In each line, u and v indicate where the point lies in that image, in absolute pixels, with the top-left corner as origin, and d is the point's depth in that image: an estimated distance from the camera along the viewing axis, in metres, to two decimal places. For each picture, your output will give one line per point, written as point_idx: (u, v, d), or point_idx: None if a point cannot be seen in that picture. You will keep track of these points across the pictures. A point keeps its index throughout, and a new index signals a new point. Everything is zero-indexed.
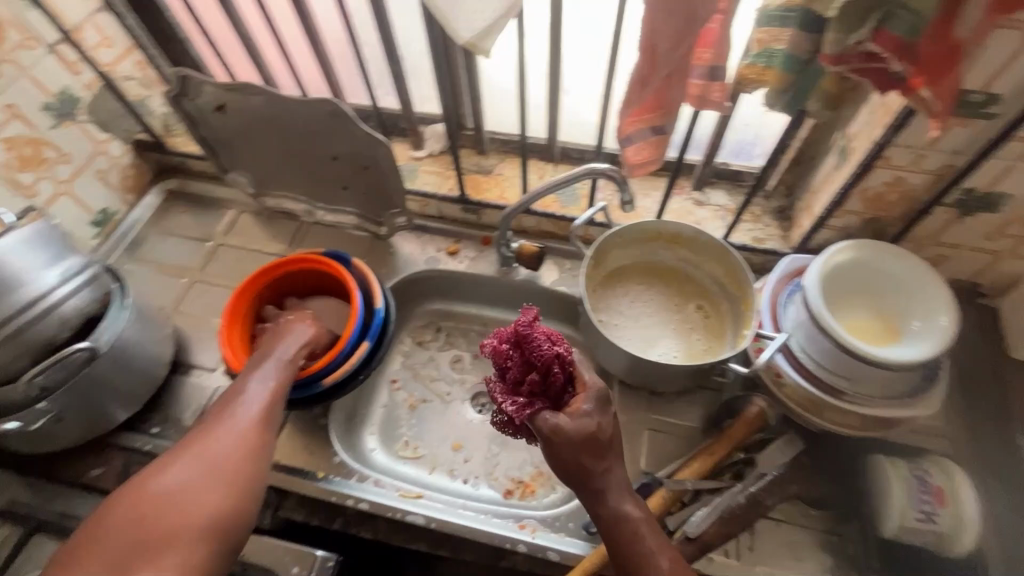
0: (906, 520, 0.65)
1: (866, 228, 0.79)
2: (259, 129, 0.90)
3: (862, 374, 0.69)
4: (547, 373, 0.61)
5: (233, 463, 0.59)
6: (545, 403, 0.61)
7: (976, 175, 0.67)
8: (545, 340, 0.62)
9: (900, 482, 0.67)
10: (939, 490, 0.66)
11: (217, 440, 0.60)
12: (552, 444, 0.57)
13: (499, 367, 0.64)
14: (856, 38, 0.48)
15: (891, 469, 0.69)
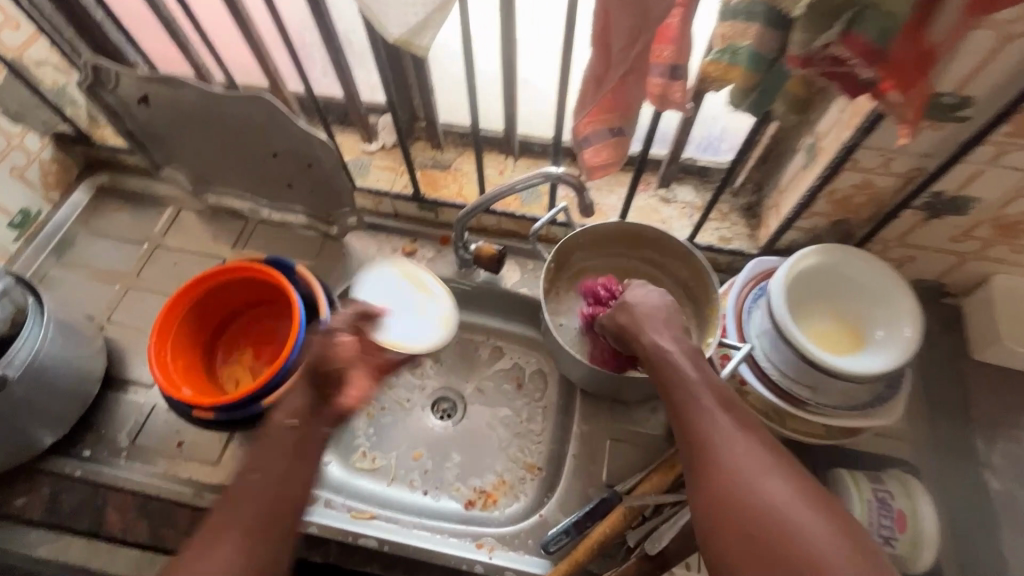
0: None
1: (833, 229, 0.76)
2: (190, 122, 0.82)
3: (825, 384, 0.67)
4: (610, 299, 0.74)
5: (282, 484, 0.53)
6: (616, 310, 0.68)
7: (945, 179, 0.64)
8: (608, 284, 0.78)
9: (863, 503, 0.66)
10: (901, 514, 0.65)
11: (252, 471, 0.53)
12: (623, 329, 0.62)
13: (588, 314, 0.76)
14: (824, 40, 0.44)
15: (853, 487, 0.67)
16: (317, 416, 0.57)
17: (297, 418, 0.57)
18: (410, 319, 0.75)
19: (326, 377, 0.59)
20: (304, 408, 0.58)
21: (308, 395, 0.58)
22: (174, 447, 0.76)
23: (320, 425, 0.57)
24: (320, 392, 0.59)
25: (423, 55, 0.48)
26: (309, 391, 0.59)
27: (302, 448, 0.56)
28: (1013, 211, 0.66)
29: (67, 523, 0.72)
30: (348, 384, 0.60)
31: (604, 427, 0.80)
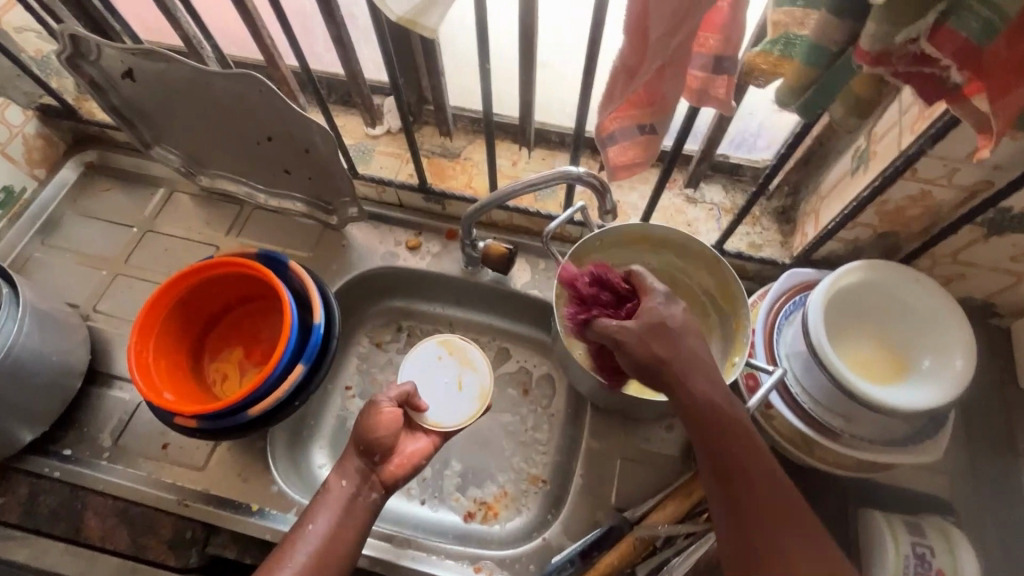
0: None
1: (878, 241, 0.69)
2: (178, 99, 0.75)
3: (860, 415, 0.61)
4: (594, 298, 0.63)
5: (337, 536, 0.57)
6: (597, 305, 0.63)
7: (1015, 195, 0.57)
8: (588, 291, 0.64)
9: (898, 557, 0.60)
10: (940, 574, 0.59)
11: (309, 521, 0.57)
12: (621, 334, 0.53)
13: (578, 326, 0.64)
14: (907, 35, 0.37)
15: (888, 535, 0.62)
16: (366, 480, 0.60)
17: (348, 479, 0.60)
18: (443, 396, 0.66)
19: (371, 446, 0.60)
20: (354, 470, 0.61)
21: (359, 462, 0.61)
22: (160, 449, 0.72)
23: (370, 489, 0.60)
24: (369, 460, 0.61)
25: (431, 37, 0.41)
26: (357, 458, 0.61)
27: (354, 506, 0.59)
28: None
29: (44, 527, 0.68)
30: (392, 454, 0.61)
31: (615, 444, 0.75)
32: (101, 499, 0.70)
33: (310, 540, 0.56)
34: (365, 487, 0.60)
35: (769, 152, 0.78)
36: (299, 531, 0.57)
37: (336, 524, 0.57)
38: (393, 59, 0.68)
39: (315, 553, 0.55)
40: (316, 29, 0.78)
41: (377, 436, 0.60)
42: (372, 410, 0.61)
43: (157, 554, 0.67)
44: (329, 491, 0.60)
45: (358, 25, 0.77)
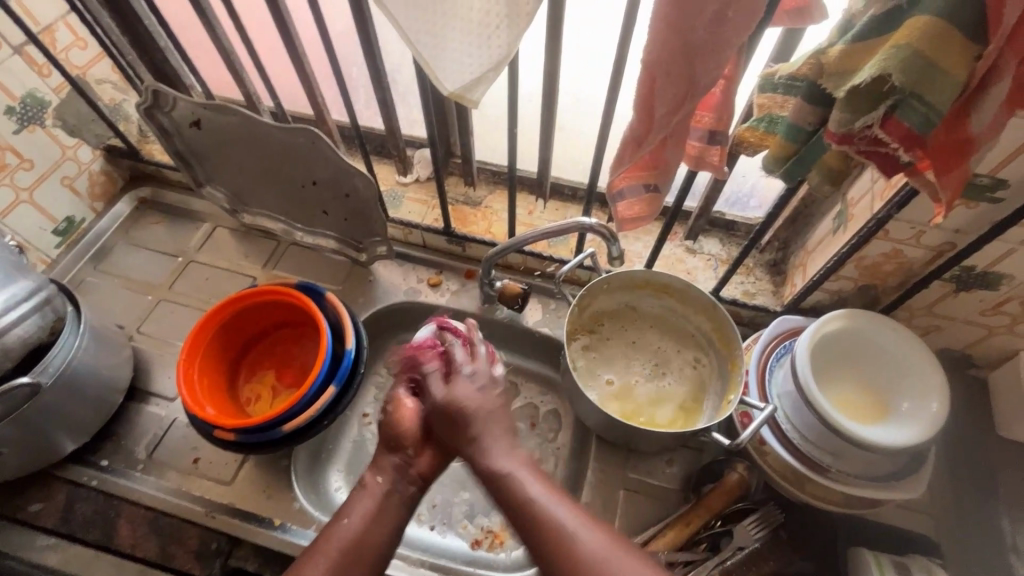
0: None
1: (860, 293, 0.76)
2: (236, 147, 0.85)
3: (847, 452, 0.66)
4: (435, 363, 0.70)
5: (370, 533, 0.57)
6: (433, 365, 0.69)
7: (976, 255, 0.64)
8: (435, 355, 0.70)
9: None
10: None
11: (343, 516, 0.58)
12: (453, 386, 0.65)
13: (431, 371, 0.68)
14: (864, 121, 0.45)
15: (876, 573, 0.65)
16: (402, 476, 0.62)
17: (383, 475, 0.62)
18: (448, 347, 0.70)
19: (401, 440, 0.63)
20: (390, 466, 0.62)
21: (393, 459, 0.63)
22: (191, 463, 0.78)
23: (406, 483, 0.62)
24: (403, 455, 0.63)
25: (473, 108, 0.50)
26: (390, 456, 0.63)
27: (388, 503, 0.60)
28: None
29: (78, 533, 0.73)
30: (421, 448, 0.64)
31: (618, 476, 0.79)
32: (133, 508, 0.75)
33: (344, 533, 0.57)
34: (400, 482, 0.61)
35: (762, 210, 0.86)
36: (334, 524, 0.58)
37: (371, 519, 0.58)
38: (431, 118, 0.77)
39: (352, 545, 0.56)
40: (361, 90, 0.89)
41: (404, 429, 0.64)
42: (392, 407, 0.66)
43: (183, 563, 0.71)
44: (364, 487, 0.61)
45: (398, 89, 0.88)
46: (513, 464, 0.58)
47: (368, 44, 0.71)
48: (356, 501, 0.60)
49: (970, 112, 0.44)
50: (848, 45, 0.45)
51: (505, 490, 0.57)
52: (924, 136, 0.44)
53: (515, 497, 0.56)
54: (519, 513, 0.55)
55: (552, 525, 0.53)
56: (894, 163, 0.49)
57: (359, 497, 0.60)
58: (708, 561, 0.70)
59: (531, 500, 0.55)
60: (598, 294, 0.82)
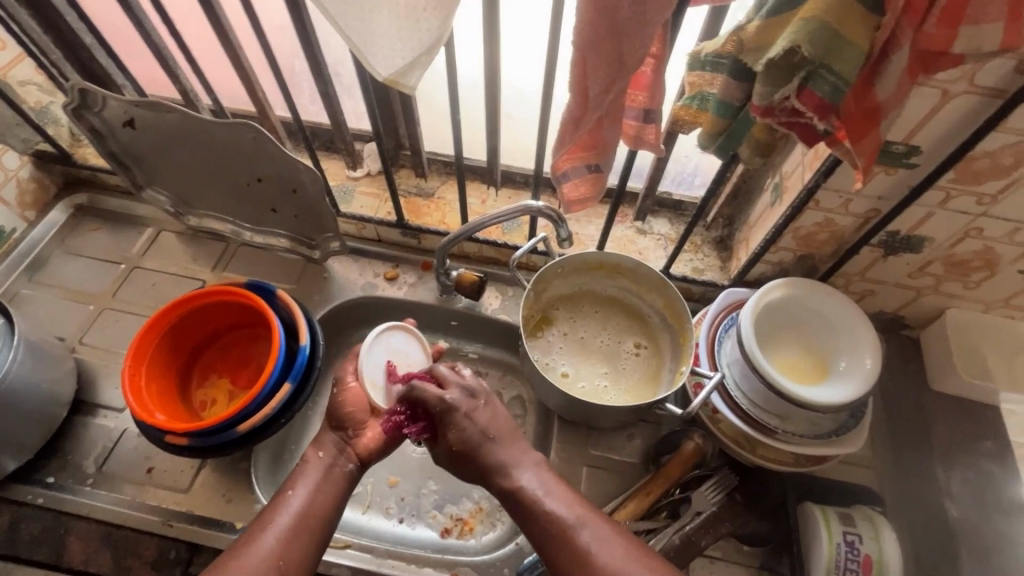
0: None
1: (799, 263, 0.80)
2: (175, 147, 0.82)
3: (792, 413, 0.69)
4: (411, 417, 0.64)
5: (316, 502, 0.60)
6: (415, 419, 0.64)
7: (898, 220, 0.69)
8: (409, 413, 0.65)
9: (832, 545, 0.67)
10: (867, 558, 0.66)
11: (291, 488, 0.61)
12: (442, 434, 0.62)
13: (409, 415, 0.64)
14: (782, 93, 0.47)
15: (823, 525, 0.69)
16: (342, 451, 0.65)
17: (324, 450, 0.65)
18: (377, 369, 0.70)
19: (342, 420, 0.67)
20: (330, 443, 0.66)
21: (334, 436, 0.67)
22: (144, 473, 0.75)
23: (347, 460, 0.65)
24: (344, 433, 0.67)
25: (409, 93, 0.50)
26: (333, 433, 0.67)
27: (329, 475, 0.63)
28: (962, 251, 0.70)
29: (25, 554, 0.70)
30: (363, 427, 0.67)
31: (581, 454, 0.81)
32: (85, 523, 0.72)
33: (292, 502, 0.59)
34: (341, 457, 0.65)
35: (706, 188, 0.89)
36: (282, 497, 0.60)
37: (316, 490, 0.61)
38: (375, 111, 0.77)
39: (296, 517, 0.58)
40: (304, 85, 0.87)
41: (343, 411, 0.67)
42: (338, 390, 0.69)
43: None
44: (307, 463, 0.64)
45: (342, 82, 0.87)
46: (530, 477, 0.59)
47: (305, 37, 0.70)
48: (308, 472, 0.63)
49: (875, 81, 0.47)
50: (764, 20, 0.47)
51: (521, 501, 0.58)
52: (836, 104, 0.46)
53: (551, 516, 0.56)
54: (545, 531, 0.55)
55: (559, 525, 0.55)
56: (812, 134, 0.52)
57: (307, 469, 0.63)
58: (668, 526, 0.71)
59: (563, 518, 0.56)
60: (551, 280, 0.83)
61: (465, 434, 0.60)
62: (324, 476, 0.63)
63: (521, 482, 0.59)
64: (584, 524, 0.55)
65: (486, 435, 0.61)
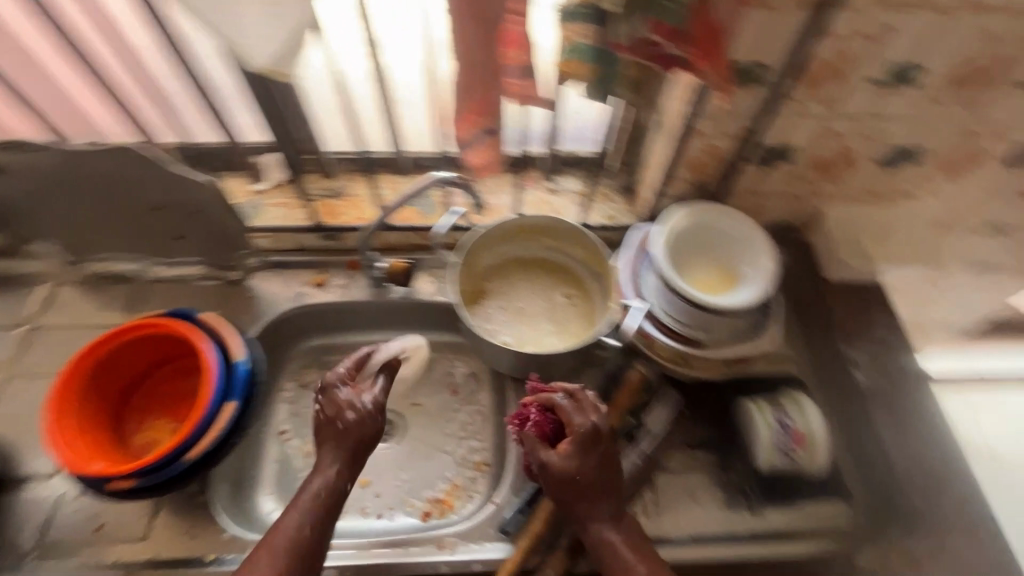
0: (772, 457, 0.76)
1: (696, 192, 0.87)
2: (57, 187, 0.79)
3: (712, 323, 0.76)
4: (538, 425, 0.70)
5: (311, 531, 0.63)
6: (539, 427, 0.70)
7: (767, 134, 0.77)
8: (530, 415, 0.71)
9: (768, 427, 0.77)
10: (798, 432, 0.76)
11: (284, 518, 0.64)
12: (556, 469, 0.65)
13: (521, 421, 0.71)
14: (639, 31, 0.54)
15: (757, 413, 0.78)
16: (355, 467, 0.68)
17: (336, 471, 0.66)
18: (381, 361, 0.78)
19: (366, 435, 0.68)
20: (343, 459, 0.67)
21: (350, 451, 0.67)
22: (93, 532, 0.71)
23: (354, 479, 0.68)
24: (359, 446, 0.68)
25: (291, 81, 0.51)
26: (342, 448, 0.67)
27: (327, 500, 0.65)
28: (825, 152, 0.80)
29: None
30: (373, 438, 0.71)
31: None
32: None
33: (285, 534, 0.62)
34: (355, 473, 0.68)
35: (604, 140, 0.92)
36: (278, 525, 0.63)
37: (308, 517, 0.64)
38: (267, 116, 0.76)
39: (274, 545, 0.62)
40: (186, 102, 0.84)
41: (365, 428, 0.68)
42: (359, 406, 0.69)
43: None
44: (305, 490, 0.66)
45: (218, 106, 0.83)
46: (617, 538, 0.65)
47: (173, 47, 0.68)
48: (304, 495, 0.65)
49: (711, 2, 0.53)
50: None
51: (605, 556, 0.64)
52: (682, 30, 0.54)
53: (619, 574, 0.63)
54: None
55: None
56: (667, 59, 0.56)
57: (303, 495, 0.65)
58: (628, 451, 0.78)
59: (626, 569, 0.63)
60: (480, 252, 0.87)
61: (574, 469, 0.65)
62: (321, 498, 0.65)
63: (607, 536, 0.65)
64: None
65: (600, 478, 0.66)
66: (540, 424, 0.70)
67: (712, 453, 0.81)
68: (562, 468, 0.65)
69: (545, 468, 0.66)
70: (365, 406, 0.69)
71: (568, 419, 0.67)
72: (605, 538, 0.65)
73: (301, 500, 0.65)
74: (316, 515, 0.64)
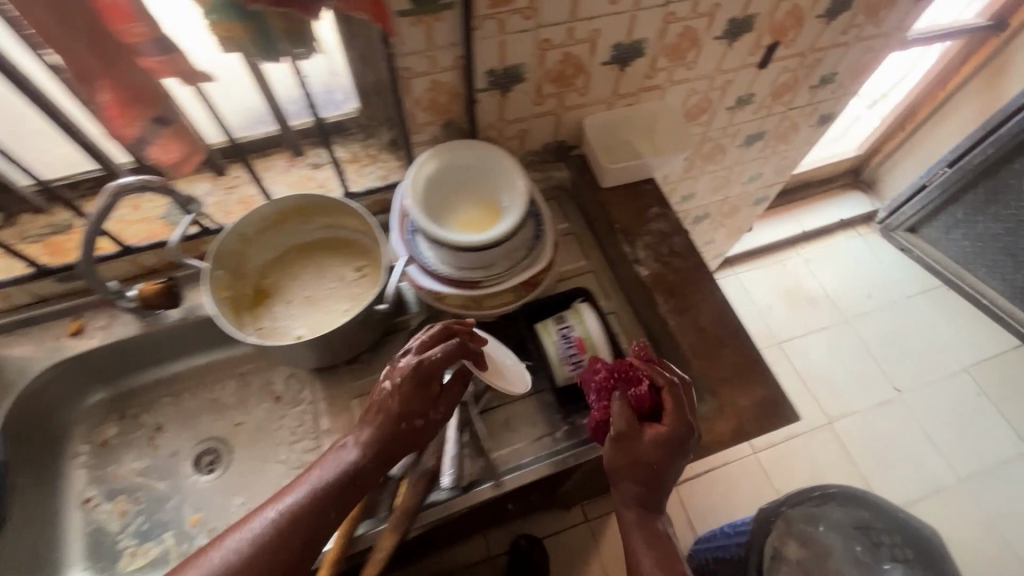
0: (676, 322, 0.86)
1: (566, 104, 0.93)
2: None
3: (491, 261, 0.81)
4: (641, 393, 0.74)
5: (319, 500, 0.64)
6: (633, 398, 0.74)
7: (613, 31, 0.83)
8: (638, 377, 0.75)
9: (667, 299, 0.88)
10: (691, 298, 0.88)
11: (352, 454, 0.67)
12: (644, 441, 0.71)
13: (619, 385, 0.75)
14: None
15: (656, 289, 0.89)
16: (423, 417, 0.70)
17: (403, 419, 0.69)
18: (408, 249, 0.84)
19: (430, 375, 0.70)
20: (413, 406, 0.69)
21: (424, 390, 0.69)
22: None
23: (411, 423, 0.68)
24: (426, 392, 0.70)
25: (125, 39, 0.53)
26: (424, 397, 0.69)
27: (350, 476, 0.66)
28: (670, 37, 0.88)
29: None
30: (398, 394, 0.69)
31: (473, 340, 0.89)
32: None
33: (329, 475, 0.66)
34: (412, 421, 0.68)
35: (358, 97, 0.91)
36: (348, 450, 0.67)
37: (337, 471, 0.66)
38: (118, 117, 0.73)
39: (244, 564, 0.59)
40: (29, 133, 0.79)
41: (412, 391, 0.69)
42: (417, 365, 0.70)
43: None
44: (402, 426, 0.68)
45: (21, 136, 0.80)
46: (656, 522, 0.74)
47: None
48: (375, 448, 0.67)
49: None
50: None
51: (631, 524, 0.73)
52: None
53: (637, 536, 0.73)
54: (647, 535, 0.73)
55: (653, 546, 0.72)
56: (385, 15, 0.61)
57: (383, 442, 0.68)
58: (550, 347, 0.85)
59: (648, 539, 0.72)
60: (346, 215, 0.89)
61: (676, 437, 0.72)
62: (348, 472, 0.66)
63: (631, 511, 0.73)
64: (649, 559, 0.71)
65: (683, 452, 0.72)
66: (640, 391, 0.74)
67: (642, 340, 0.92)
68: (658, 434, 0.71)
69: (664, 428, 0.72)
70: (434, 416, 0.70)
71: (677, 405, 0.72)
72: (633, 511, 0.73)
73: (382, 440, 0.68)
74: (331, 488, 0.65)
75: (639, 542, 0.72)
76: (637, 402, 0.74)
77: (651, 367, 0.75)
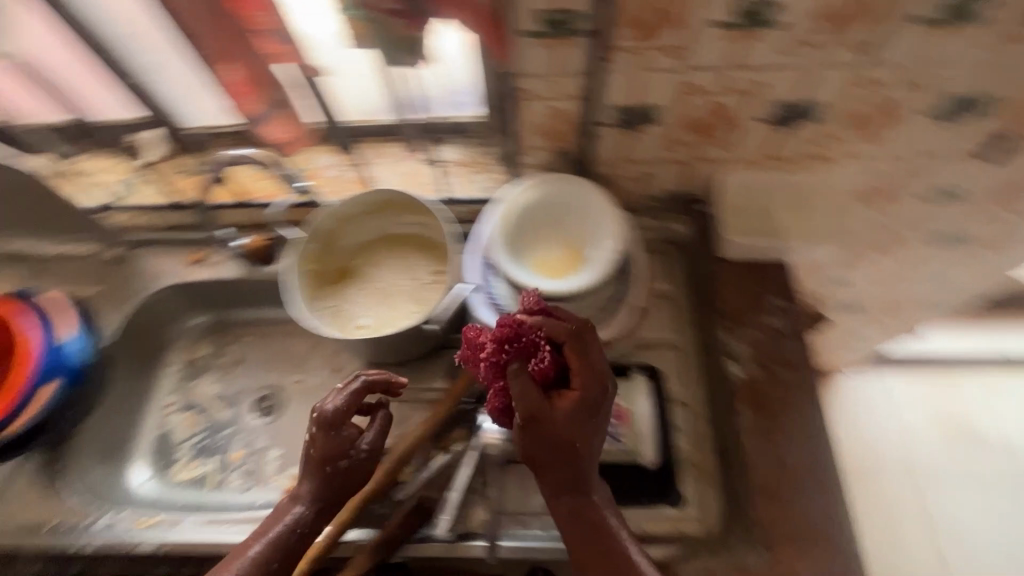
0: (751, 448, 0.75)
1: (704, 155, 0.81)
2: None
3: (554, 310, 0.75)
4: (542, 359, 0.64)
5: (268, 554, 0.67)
6: (529, 368, 0.64)
7: (777, 86, 0.70)
8: (535, 345, 0.64)
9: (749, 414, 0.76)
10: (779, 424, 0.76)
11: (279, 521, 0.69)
12: (563, 409, 0.63)
13: (517, 355, 0.64)
14: None
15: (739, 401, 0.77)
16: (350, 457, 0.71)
17: (331, 468, 0.70)
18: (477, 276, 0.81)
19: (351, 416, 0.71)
20: (336, 447, 0.70)
21: (341, 438, 0.71)
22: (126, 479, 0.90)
23: (353, 456, 0.71)
24: (346, 435, 0.71)
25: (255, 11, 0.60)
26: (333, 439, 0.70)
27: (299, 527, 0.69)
28: (856, 104, 0.72)
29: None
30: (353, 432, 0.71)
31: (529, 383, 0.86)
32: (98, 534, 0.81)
33: (257, 547, 0.67)
34: (352, 457, 0.71)
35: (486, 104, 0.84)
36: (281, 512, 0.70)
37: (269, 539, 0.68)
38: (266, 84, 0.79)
39: None
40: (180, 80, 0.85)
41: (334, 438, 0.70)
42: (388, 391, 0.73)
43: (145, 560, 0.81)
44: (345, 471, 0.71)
45: (179, 88, 0.85)
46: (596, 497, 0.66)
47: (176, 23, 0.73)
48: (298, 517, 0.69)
49: None
50: None
51: (570, 512, 0.65)
52: None
53: (581, 521, 0.64)
54: (587, 523, 0.64)
55: (599, 528, 0.64)
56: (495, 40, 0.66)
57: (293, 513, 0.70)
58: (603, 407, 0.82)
59: (596, 521, 0.64)
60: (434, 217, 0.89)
61: (591, 399, 0.64)
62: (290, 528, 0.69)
63: (564, 492, 0.65)
64: (601, 544, 0.63)
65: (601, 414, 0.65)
66: (542, 361, 0.64)
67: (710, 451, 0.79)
68: (573, 398, 0.64)
69: (577, 392, 0.64)
70: (361, 450, 0.72)
71: (585, 364, 0.64)
72: (565, 494, 0.65)
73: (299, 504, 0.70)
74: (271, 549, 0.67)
75: (587, 526, 0.64)
76: (540, 367, 0.65)
77: (543, 325, 0.64)
